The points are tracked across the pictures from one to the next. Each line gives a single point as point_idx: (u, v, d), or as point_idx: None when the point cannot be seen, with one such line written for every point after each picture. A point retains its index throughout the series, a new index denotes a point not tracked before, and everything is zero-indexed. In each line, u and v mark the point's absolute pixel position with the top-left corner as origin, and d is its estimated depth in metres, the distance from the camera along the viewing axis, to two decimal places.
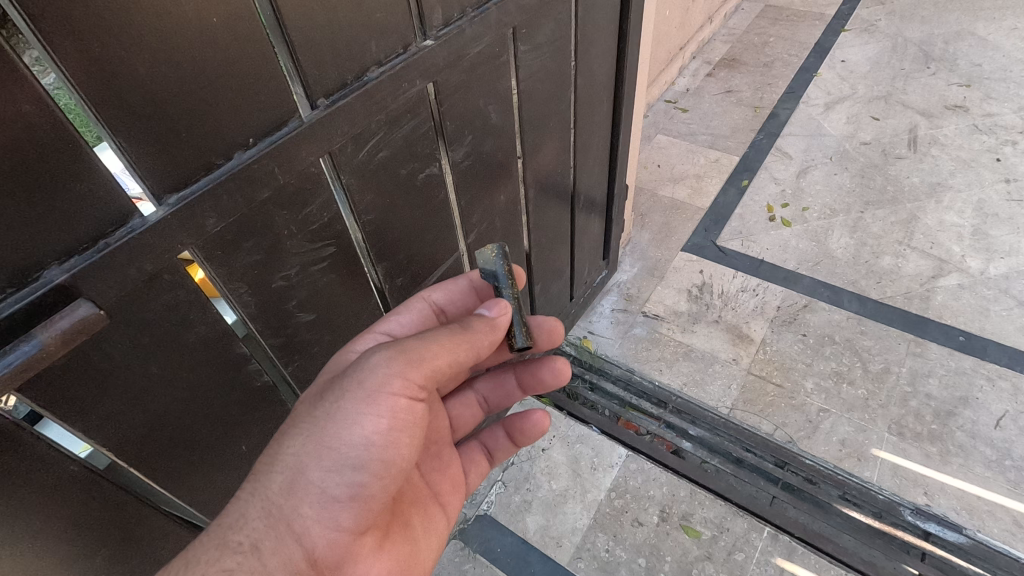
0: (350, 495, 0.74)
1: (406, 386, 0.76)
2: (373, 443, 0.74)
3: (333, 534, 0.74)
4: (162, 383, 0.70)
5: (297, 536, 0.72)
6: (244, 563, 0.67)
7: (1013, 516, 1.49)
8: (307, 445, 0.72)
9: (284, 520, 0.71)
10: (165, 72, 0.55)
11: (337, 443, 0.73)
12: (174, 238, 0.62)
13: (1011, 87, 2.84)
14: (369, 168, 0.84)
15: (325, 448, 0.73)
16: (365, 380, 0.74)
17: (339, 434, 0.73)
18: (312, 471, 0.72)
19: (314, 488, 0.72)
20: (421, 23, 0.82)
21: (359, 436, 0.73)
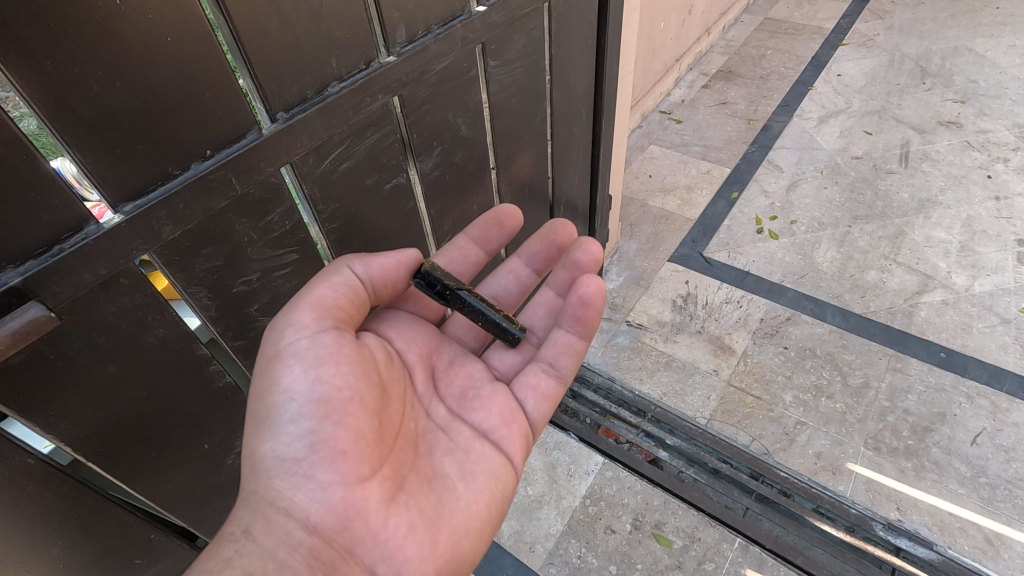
0: (310, 446, 0.79)
1: (305, 326, 0.83)
2: (296, 389, 0.80)
3: (323, 496, 0.79)
4: (121, 383, 0.73)
5: (286, 510, 0.78)
6: (240, 550, 0.75)
7: (985, 534, 1.49)
8: (251, 427, 0.80)
9: (268, 502, 0.78)
10: (119, 89, 0.59)
11: (266, 412, 0.80)
12: (128, 244, 0.65)
13: (1006, 104, 2.85)
14: (332, 178, 0.87)
15: (262, 422, 0.80)
16: (271, 344, 0.82)
17: (267, 399, 0.80)
18: (262, 446, 0.79)
19: (275, 458, 0.79)
20: (384, 39, 0.85)
21: (284, 390, 0.80)
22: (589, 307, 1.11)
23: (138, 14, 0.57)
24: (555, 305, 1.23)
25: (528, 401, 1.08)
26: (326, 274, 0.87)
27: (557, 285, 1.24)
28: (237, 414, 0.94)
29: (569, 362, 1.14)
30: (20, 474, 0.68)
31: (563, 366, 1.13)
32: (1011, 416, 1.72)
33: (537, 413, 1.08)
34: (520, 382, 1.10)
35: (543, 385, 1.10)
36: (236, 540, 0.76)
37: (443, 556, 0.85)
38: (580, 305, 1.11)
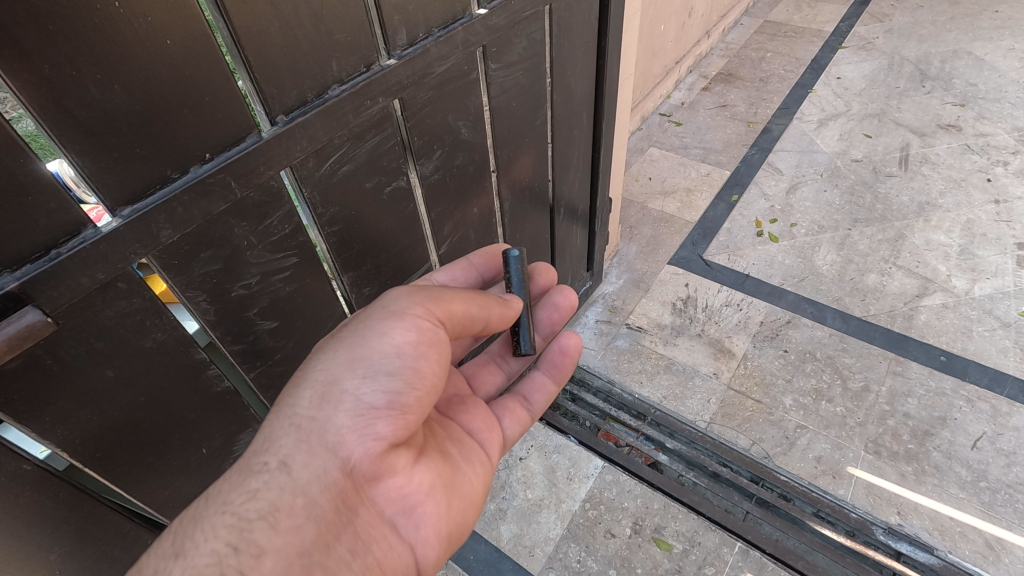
0: (387, 401, 0.77)
1: (429, 314, 0.85)
2: (404, 351, 0.80)
3: (370, 444, 0.76)
4: (119, 387, 0.73)
5: (330, 448, 0.75)
6: (270, 481, 0.72)
7: (985, 538, 1.48)
8: (339, 357, 0.79)
9: (316, 434, 0.75)
10: (117, 91, 0.58)
11: (368, 351, 0.79)
12: (126, 248, 0.65)
13: (1005, 107, 2.85)
14: (331, 181, 0.86)
15: (359, 357, 0.79)
16: (390, 304, 0.84)
17: (369, 344, 0.80)
18: (345, 378, 0.78)
19: (349, 395, 0.77)
20: (385, 42, 0.84)
21: (390, 344, 0.80)
22: (567, 356, 1.22)
23: (137, 16, 0.57)
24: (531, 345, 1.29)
25: (504, 419, 1.10)
26: (475, 301, 0.94)
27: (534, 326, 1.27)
28: (235, 417, 0.93)
29: (541, 401, 1.19)
30: (16, 480, 0.68)
31: (535, 402, 1.17)
32: (1012, 421, 1.71)
33: (509, 433, 1.10)
34: (497, 404, 1.12)
35: (519, 411, 1.12)
36: (268, 471, 0.73)
37: (455, 522, 0.84)
38: (558, 352, 1.22)
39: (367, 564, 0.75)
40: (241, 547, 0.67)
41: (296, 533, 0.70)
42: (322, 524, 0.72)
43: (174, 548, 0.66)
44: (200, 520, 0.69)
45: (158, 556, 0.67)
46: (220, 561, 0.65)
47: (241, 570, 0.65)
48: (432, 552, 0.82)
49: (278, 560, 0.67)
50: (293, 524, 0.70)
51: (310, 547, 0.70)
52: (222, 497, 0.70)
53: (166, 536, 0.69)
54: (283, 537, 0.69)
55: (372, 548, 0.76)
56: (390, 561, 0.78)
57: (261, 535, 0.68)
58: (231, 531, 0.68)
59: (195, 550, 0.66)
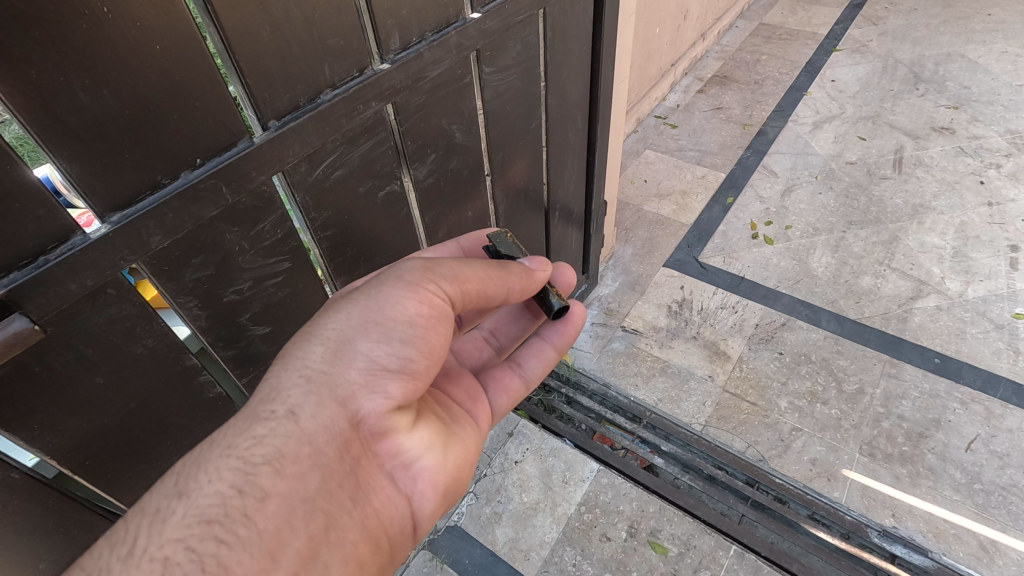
0: (399, 365, 0.75)
1: (444, 294, 0.83)
2: (417, 322, 0.77)
3: (378, 402, 0.74)
4: (110, 393, 0.72)
5: (340, 401, 0.73)
6: (278, 428, 0.70)
7: (979, 541, 1.49)
8: (352, 317, 0.77)
9: (327, 388, 0.74)
10: (107, 98, 0.58)
11: (382, 317, 0.77)
12: (116, 254, 0.64)
13: (998, 110, 2.86)
14: (324, 185, 0.86)
15: (373, 321, 0.76)
16: (404, 272, 0.81)
17: (384, 309, 0.77)
18: (358, 338, 0.75)
19: (360, 355, 0.75)
20: (377, 47, 0.84)
21: (403, 313, 0.77)
22: (569, 325, 1.17)
23: (126, 23, 0.57)
24: (522, 317, 1.27)
25: (492, 393, 1.09)
26: (492, 282, 0.90)
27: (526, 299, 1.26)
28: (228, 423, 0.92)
29: (538, 368, 1.16)
30: (5, 488, 0.67)
31: (531, 368, 1.15)
32: (1006, 422, 1.72)
33: (498, 405, 1.10)
34: (485, 376, 1.12)
35: (510, 382, 1.12)
36: (275, 419, 0.70)
37: (453, 480, 0.82)
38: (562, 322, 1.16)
39: (365, 513, 0.74)
40: (245, 490, 0.65)
41: (301, 479, 0.69)
42: (326, 473, 0.71)
43: (175, 488, 0.65)
44: (204, 461, 0.67)
45: (160, 496, 0.66)
46: (224, 503, 0.65)
47: (245, 513, 0.64)
48: (429, 507, 0.80)
49: (282, 506, 0.66)
50: (299, 471, 0.69)
51: (313, 494, 0.69)
52: (227, 440, 0.68)
53: (168, 476, 0.67)
54: (288, 483, 0.68)
55: (371, 498, 0.75)
56: (387, 513, 0.76)
57: (266, 479, 0.67)
58: (236, 473, 0.66)
59: (198, 491, 0.65)
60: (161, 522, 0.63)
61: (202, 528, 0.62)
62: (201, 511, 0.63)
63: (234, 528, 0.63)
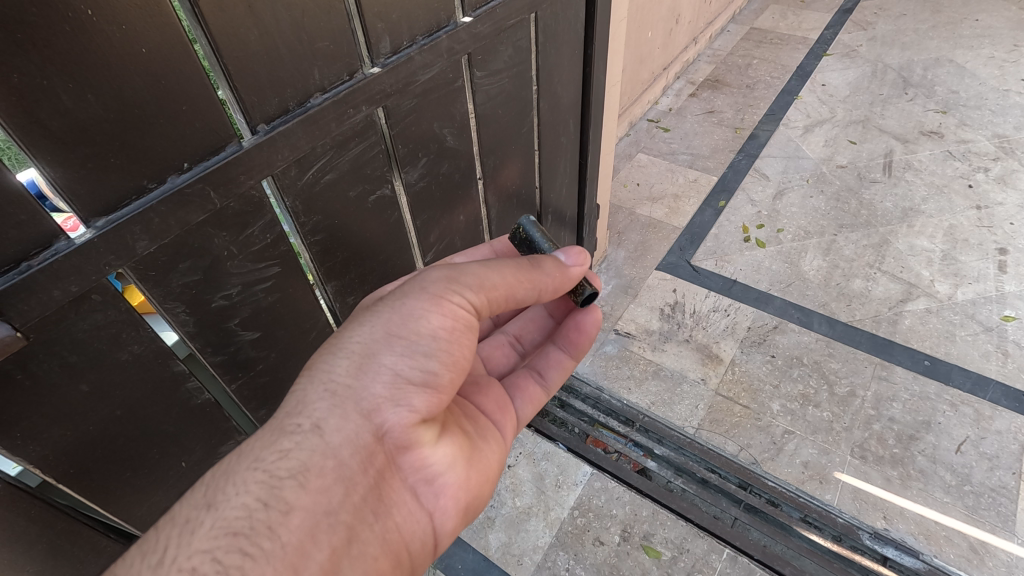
0: (423, 379, 0.79)
1: (469, 301, 0.85)
2: (439, 336, 0.81)
3: (404, 414, 0.77)
4: (95, 400, 0.71)
5: (364, 414, 0.76)
6: (304, 441, 0.72)
7: (970, 542, 1.50)
8: (377, 330, 0.80)
9: (352, 401, 0.76)
10: (92, 101, 0.57)
11: (406, 331, 0.80)
12: (100, 259, 0.63)
13: (986, 114, 2.90)
14: (314, 190, 0.85)
15: (396, 335, 0.80)
16: (428, 284, 0.84)
17: (408, 323, 0.80)
18: (382, 352, 0.78)
19: (385, 368, 0.78)
20: (368, 51, 0.84)
21: (427, 326, 0.80)
22: (584, 334, 1.17)
23: (110, 25, 0.56)
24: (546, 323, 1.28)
25: (516, 400, 1.11)
26: (523, 284, 0.92)
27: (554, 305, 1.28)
28: (217, 430, 0.92)
29: (557, 377, 1.18)
30: None
31: (549, 378, 1.17)
32: (995, 424, 1.73)
33: (521, 413, 1.11)
34: (510, 383, 1.13)
35: (531, 391, 1.13)
36: (300, 432, 0.73)
37: (474, 494, 0.85)
38: (577, 330, 1.17)
39: (387, 527, 0.76)
40: (271, 503, 0.68)
41: (325, 493, 0.71)
42: (350, 486, 0.73)
43: (204, 500, 0.68)
44: (231, 474, 0.69)
45: (188, 507, 0.68)
46: (249, 515, 0.66)
47: (270, 526, 0.66)
48: (449, 523, 0.83)
49: (306, 519, 0.68)
50: (324, 485, 0.71)
51: (337, 508, 0.71)
52: (254, 453, 0.71)
53: (196, 487, 0.69)
54: (312, 496, 0.70)
55: (393, 512, 0.77)
56: (409, 528, 0.79)
57: (292, 494, 0.69)
58: (262, 486, 0.69)
59: (225, 503, 0.67)
60: (190, 533, 0.65)
61: (228, 540, 0.64)
62: (228, 523, 0.65)
63: (259, 541, 0.65)
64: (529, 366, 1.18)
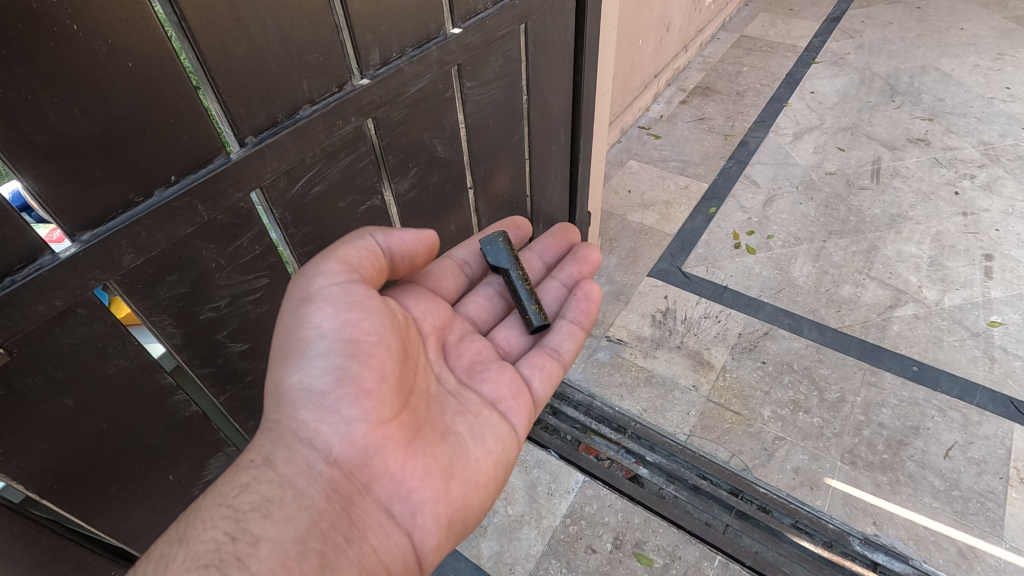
0: (338, 381, 0.79)
1: (343, 272, 0.84)
2: (327, 328, 0.80)
3: (346, 430, 0.79)
4: (80, 414, 0.70)
5: (308, 442, 0.78)
6: (259, 476, 0.75)
7: (959, 547, 1.51)
8: (276, 358, 0.81)
9: (288, 432, 0.78)
10: (77, 115, 0.57)
11: (298, 341, 0.80)
12: (86, 273, 0.63)
13: (971, 122, 2.94)
14: (303, 202, 0.85)
15: (291, 350, 0.80)
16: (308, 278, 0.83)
17: (295, 336, 0.80)
18: (289, 375, 0.79)
19: (299, 390, 0.79)
20: (357, 62, 0.84)
21: (312, 329, 0.80)
22: (590, 303, 1.22)
23: (97, 39, 0.56)
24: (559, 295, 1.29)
25: (533, 378, 1.09)
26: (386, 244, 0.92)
27: (564, 277, 1.31)
28: (208, 443, 0.91)
29: (571, 347, 1.18)
30: None
31: (565, 351, 1.17)
32: (982, 429, 1.75)
33: (541, 392, 1.09)
34: (524, 361, 1.11)
35: (550, 366, 1.12)
36: (255, 468, 0.76)
37: (457, 503, 0.85)
38: (583, 301, 1.21)
39: (364, 551, 0.76)
40: (238, 535, 0.68)
41: (290, 521, 0.72)
42: (316, 513, 0.74)
43: (176, 536, 0.68)
44: (198, 512, 0.71)
45: (162, 545, 0.68)
46: (219, 548, 0.66)
47: (239, 557, 0.66)
48: (432, 539, 0.83)
49: (275, 547, 0.68)
50: (286, 514, 0.72)
51: (304, 534, 0.71)
52: (217, 491, 0.73)
53: (167, 530, 0.70)
54: (278, 526, 0.70)
55: (367, 536, 0.77)
56: (387, 549, 0.79)
57: (256, 525, 0.70)
58: (228, 521, 0.69)
59: (195, 538, 0.68)
60: (163, 567, 0.65)
61: (200, 571, 0.64)
62: (199, 555, 0.65)
63: (230, 571, 0.64)
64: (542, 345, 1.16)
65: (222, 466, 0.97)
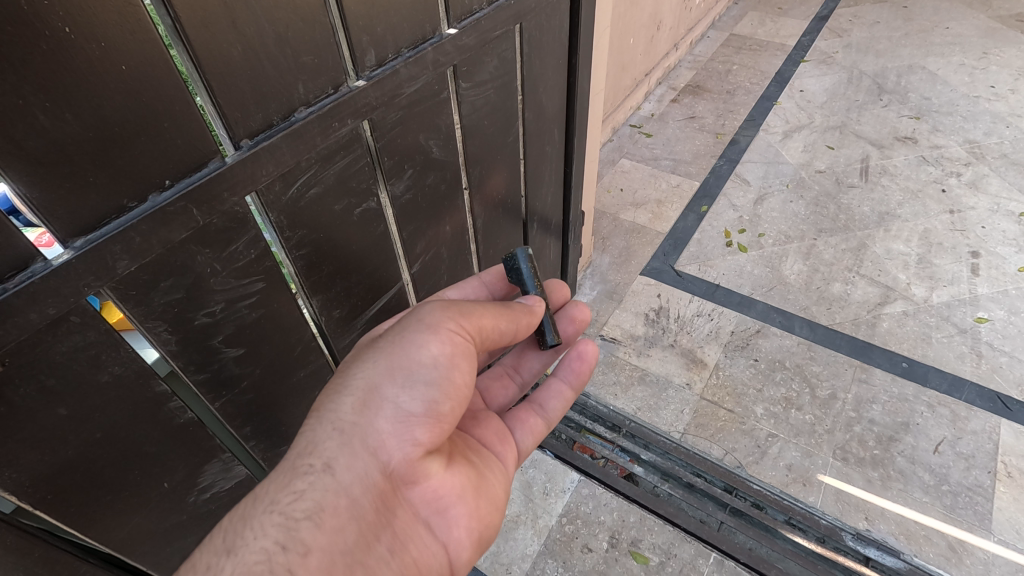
0: (424, 408, 0.79)
1: (461, 326, 0.86)
2: (439, 363, 0.81)
3: (408, 448, 0.78)
4: (74, 423, 0.69)
5: (371, 451, 0.77)
6: (315, 483, 0.73)
7: (948, 541, 1.53)
8: (378, 366, 0.80)
9: (359, 439, 0.76)
10: (70, 120, 0.56)
11: (406, 363, 0.80)
12: (80, 281, 0.62)
13: (957, 120, 2.97)
14: (298, 205, 0.84)
15: (397, 367, 0.80)
16: (424, 316, 0.85)
17: (405, 356, 0.81)
18: (384, 385, 0.79)
19: (389, 403, 0.78)
20: (353, 64, 0.83)
21: (426, 357, 0.81)
22: (584, 362, 1.22)
23: (90, 42, 0.55)
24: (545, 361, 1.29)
25: (517, 432, 1.09)
26: (503, 316, 0.94)
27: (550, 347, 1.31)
28: (204, 450, 0.89)
29: (558, 407, 1.18)
30: None
31: (550, 408, 1.17)
32: (970, 424, 1.78)
33: (524, 444, 1.09)
34: (509, 416, 1.12)
35: (533, 421, 1.12)
36: (313, 473, 0.73)
37: (486, 521, 0.85)
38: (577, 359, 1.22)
39: (404, 562, 0.76)
40: (290, 545, 0.67)
41: (340, 532, 0.71)
42: (363, 524, 0.73)
43: (224, 546, 0.67)
44: (249, 518, 0.69)
45: (208, 553, 0.67)
46: (269, 559, 0.65)
47: (290, 568, 0.65)
48: (465, 554, 0.83)
49: (324, 559, 0.68)
50: (338, 524, 0.71)
51: (352, 546, 0.71)
52: (270, 496, 0.71)
53: (214, 536, 0.69)
54: (328, 536, 0.70)
55: (408, 546, 0.77)
56: (425, 560, 0.78)
57: (308, 534, 0.69)
58: (279, 528, 0.68)
59: (245, 548, 0.66)
60: None
61: None
62: (248, 567, 0.64)
63: None
64: (530, 404, 1.16)
65: (218, 472, 0.94)
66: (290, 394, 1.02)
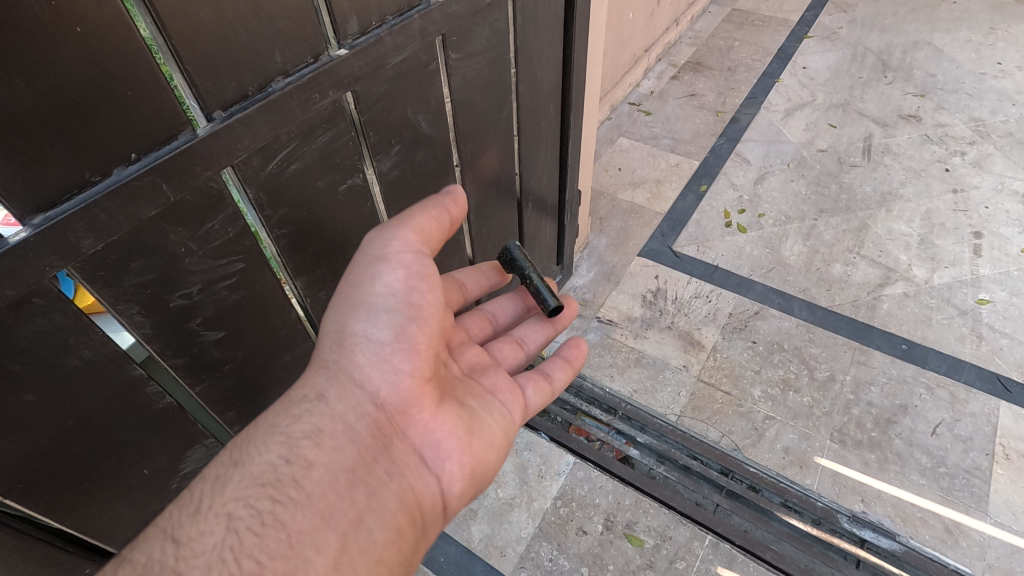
0: (395, 335, 0.85)
1: (410, 244, 0.87)
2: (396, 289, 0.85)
3: (393, 377, 0.84)
4: (44, 409, 0.66)
5: (359, 384, 0.83)
6: (313, 408, 0.79)
7: (944, 523, 1.52)
8: (342, 304, 0.85)
9: (344, 373, 0.83)
10: (20, 86, 0.52)
11: (367, 294, 0.85)
12: (41, 260, 0.59)
13: (963, 98, 2.91)
14: (279, 181, 0.80)
15: (360, 301, 0.84)
16: (375, 245, 0.86)
17: (365, 287, 0.84)
18: (353, 322, 0.84)
19: (361, 338, 0.84)
20: (334, 32, 0.79)
21: (383, 284, 0.85)
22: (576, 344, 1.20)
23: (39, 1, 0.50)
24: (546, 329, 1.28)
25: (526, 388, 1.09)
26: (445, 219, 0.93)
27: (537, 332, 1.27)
28: (186, 436, 0.87)
29: (563, 375, 1.16)
30: None
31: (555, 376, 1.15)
32: (969, 407, 1.76)
33: (534, 400, 1.10)
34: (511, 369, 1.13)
35: (537, 377, 1.11)
36: (309, 401, 0.80)
37: (480, 457, 0.90)
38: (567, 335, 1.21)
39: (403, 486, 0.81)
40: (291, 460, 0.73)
41: (338, 452, 0.77)
42: (361, 447, 0.79)
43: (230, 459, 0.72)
44: (253, 437, 0.74)
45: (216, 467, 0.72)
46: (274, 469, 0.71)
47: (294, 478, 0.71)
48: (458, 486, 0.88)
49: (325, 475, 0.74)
50: (336, 445, 0.77)
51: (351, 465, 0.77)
52: (270, 420, 0.76)
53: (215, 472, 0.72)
54: (327, 455, 0.75)
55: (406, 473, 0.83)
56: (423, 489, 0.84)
57: (309, 451, 0.74)
58: (281, 445, 0.74)
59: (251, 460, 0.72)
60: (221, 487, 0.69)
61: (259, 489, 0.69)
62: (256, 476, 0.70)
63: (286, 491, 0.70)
64: (533, 367, 1.16)
65: (201, 458, 0.91)
66: (276, 378, 0.99)
